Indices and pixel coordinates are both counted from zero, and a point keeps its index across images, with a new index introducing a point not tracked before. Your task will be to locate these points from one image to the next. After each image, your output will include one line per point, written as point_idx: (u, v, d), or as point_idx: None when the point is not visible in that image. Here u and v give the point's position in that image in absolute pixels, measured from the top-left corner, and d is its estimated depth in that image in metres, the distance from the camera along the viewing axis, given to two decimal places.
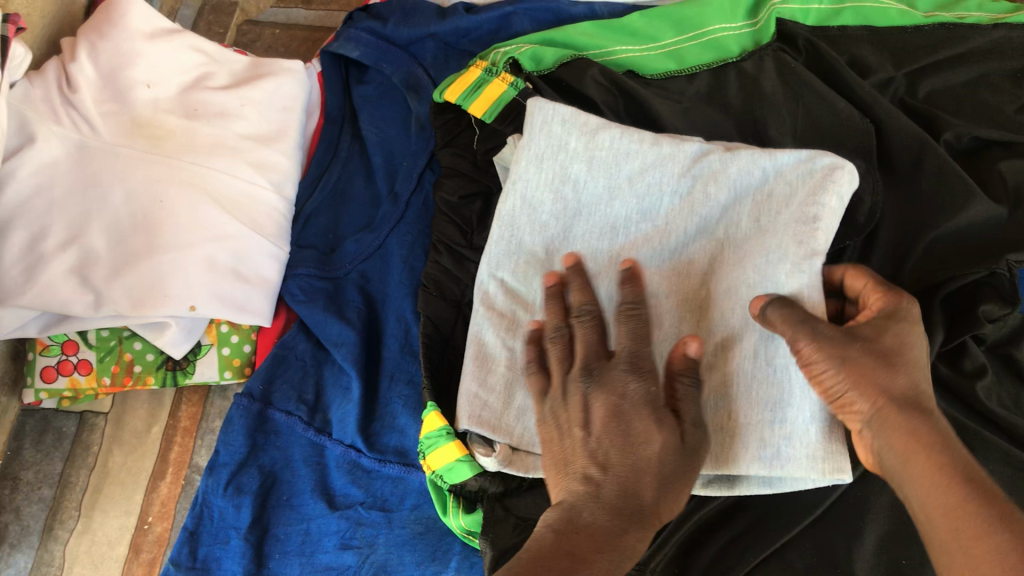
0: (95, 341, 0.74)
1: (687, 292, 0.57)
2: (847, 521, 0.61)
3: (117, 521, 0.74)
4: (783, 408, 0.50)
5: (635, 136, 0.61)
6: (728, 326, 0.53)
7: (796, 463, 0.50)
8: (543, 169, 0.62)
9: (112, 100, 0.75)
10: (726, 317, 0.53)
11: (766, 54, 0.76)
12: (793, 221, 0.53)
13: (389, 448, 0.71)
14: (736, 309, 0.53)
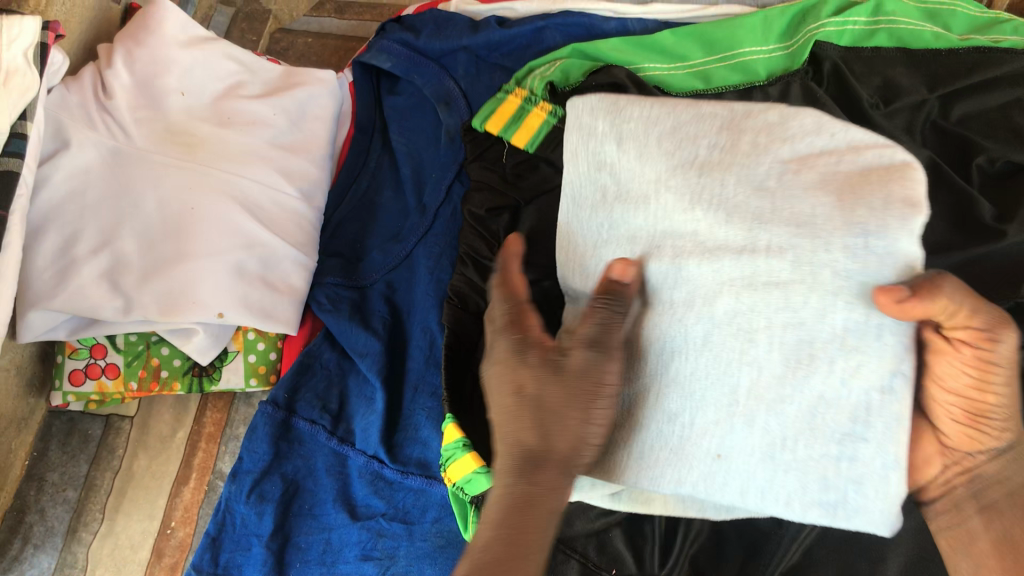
0: (123, 345, 0.75)
1: (744, 271, 0.49)
2: (872, 548, 0.59)
3: (140, 525, 0.74)
4: (854, 443, 0.47)
5: (666, 105, 0.56)
6: (794, 316, 0.47)
7: (868, 514, 0.48)
8: (579, 164, 0.57)
9: (147, 106, 0.75)
10: (795, 306, 0.47)
11: (794, 80, 0.75)
12: (884, 203, 0.46)
13: (412, 459, 0.71)
14: (808, 296, 0.47)
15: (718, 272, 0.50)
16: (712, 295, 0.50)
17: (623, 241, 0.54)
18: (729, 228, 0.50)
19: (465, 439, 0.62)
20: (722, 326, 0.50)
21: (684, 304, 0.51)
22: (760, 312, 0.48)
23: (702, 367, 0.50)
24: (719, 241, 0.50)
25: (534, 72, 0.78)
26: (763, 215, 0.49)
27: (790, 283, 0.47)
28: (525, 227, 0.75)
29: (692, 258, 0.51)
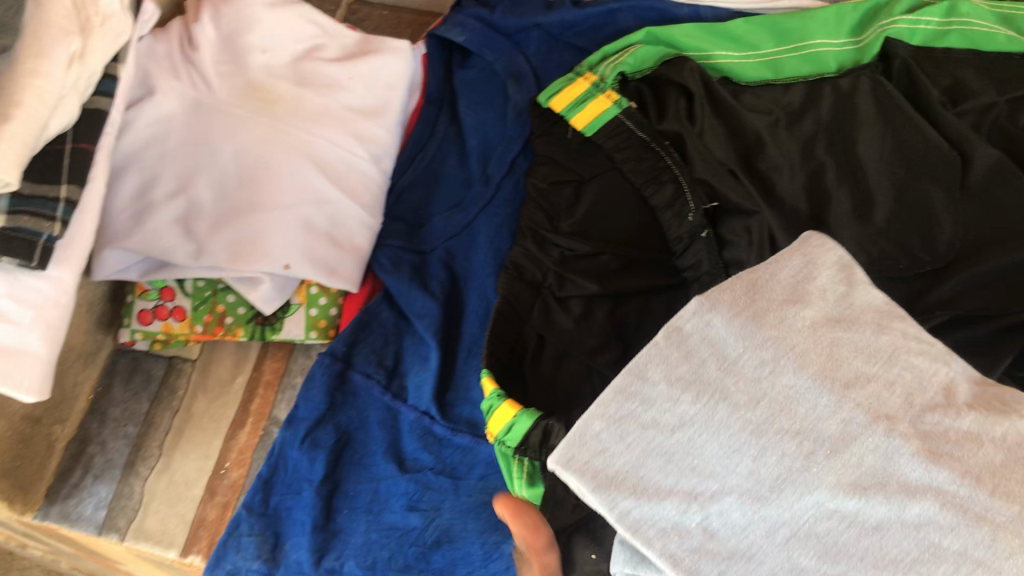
0: (191, 290, 0.77)
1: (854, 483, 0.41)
2: None
3: (196, 464, 0.76)
4: None
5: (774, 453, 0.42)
6: (895, 522, 0.40)
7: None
8: (674, 408, 0.45)
9: (229, 61, 0.78)
10: (895, 509, 0.40)
11: (863, 74, 0.79)
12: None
13: (462, 418, 0.74)
14: (914, 509, 0.39)
15: (908, 476, 0.40)
16: (906, 491, 0.40)
17: (752, 398, 0.44)
18: (823, 504, 0.41)
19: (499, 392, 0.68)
20: (901, 522, 0.40)
21: (857, 484, 0.41)
22: (950, 539, 0.39)
23: (840, 540, 0.40)
24: (924, 479, 0.40)
25: (608, 59, 0.80)
26: (997, 471, 0.40)
27: (1003, 528, 0.38)
28: (587, 203, 0.76)
29: (814, 494, 0.41)
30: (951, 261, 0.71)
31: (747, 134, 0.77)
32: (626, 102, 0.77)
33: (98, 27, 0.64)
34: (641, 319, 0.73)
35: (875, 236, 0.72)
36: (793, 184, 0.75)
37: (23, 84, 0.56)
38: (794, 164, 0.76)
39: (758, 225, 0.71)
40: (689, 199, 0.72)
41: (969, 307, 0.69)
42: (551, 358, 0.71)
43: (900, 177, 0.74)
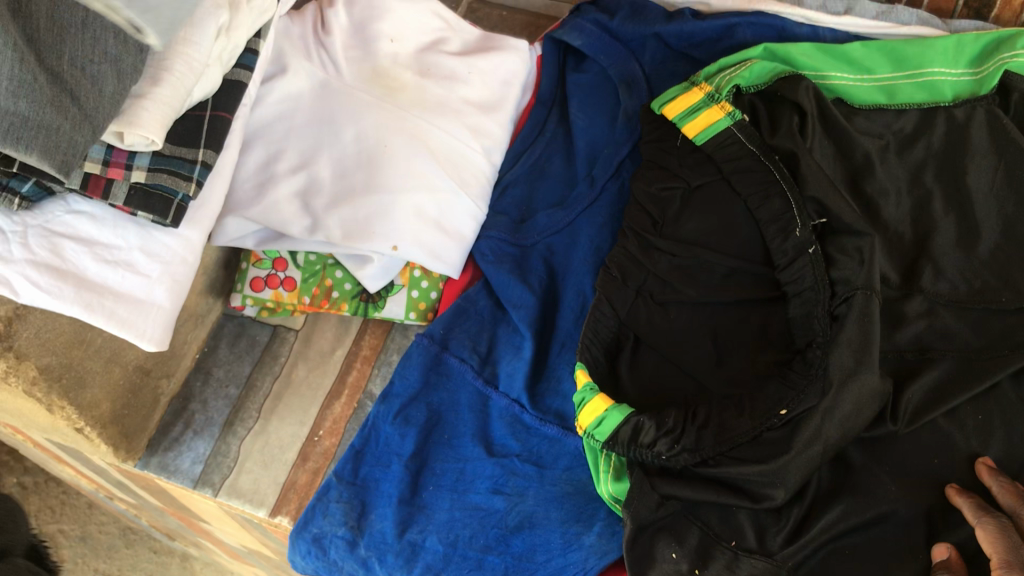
0: (302, 262, 0.80)
1: None
2: None
3: (291, 429, 0.79)
4: None
5: None
6: None
7: None
8: None
9: (359, 48, 0.81)
10: None
11: (980, 105, 0.79)
12: None
13: (551, 410, 0.75)
14: None
15: None
16: None
17: None
18: None
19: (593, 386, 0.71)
20: None
21: None
22: None
23: None
24: None
25: (725, 70, 0.81)
26: None
27: None
28: (690, 211, 0.78)
29: None
30: None
31: (856, 154, 0.77)
32: (740, 114, 0.78)
33: (246, 4, 0.67)
34: (739, 327, 0.74)
35: (979, 267, 0.74)
36: (899, 209, 0.77)
37: (177, 52, 0.59)
38: (902, 189, 0.77)
39: (870, 246, 0.70)
40: (795, 215, 0.73)
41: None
42: (649, 358, 0.75)
43: (1009, 212, 0.75)
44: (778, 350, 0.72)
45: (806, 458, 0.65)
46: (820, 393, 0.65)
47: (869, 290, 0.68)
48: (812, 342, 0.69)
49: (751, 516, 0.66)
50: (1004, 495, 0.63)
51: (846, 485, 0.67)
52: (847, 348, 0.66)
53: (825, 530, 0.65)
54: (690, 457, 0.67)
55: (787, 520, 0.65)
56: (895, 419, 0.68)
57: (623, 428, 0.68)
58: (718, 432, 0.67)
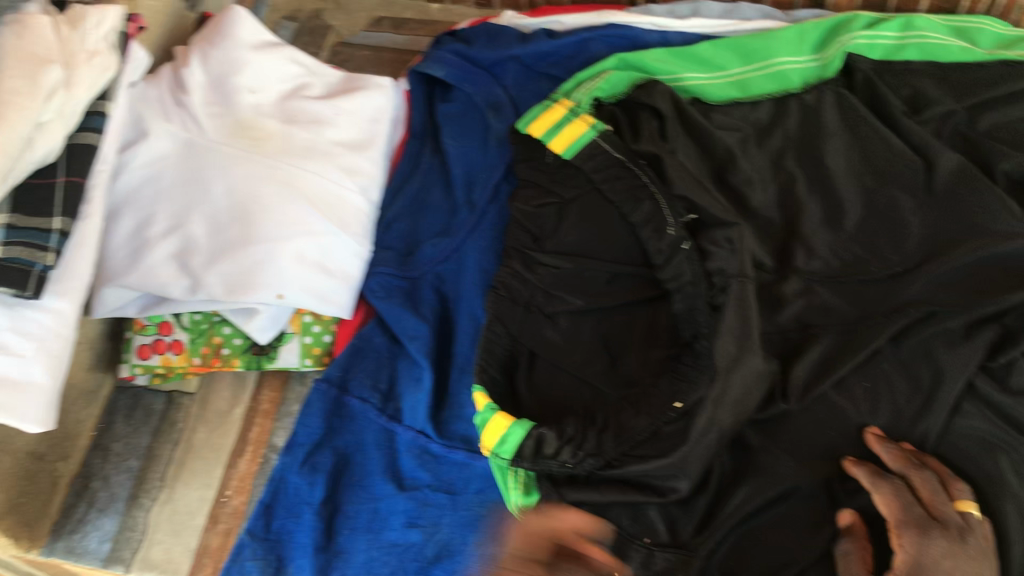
0: (188, 323, 0.80)
1: None
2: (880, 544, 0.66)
3: (197, 493, 0.78)
4: None
5: None
6: None
7: None
8: None
9: (219, 102, 0.80)
10: None
11: (827, 89, 0.82)
12: None
13: (457, 435, 0.75)
14: None
15: None
16: None
17: None
18: None
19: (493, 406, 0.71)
20: None
21: None
22: None
23: None
24: None
25: (582, 85, 0.84)
26: None
27: None
28: (570, 223, 0.80)
29: None
30: (919, 261, 0.75)
31: (718, 149, 0.80)
32: (602, 125, 0.80)
33: (83, 61, 0.66)
34: (626, 330, 0.76)
35: (847, 241, 0.77)
36: (765, 196, 0.80)
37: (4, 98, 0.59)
38: (766, 178, 0.80)
39: (739, 235, 0.73)
40: (666, 214, 0.75)
41: (934, 302, 0.73)
42: (545, 371, 0.75)
43: (869, 185, 0.78)
44: (666, 346, 0.74)
45: (704, 447, 0.67)
46: (710, 382, 0.67)
47: (744, 277, 0.71)
48: (698, 334, 0.70)
49: (660, 510, 0.68)
50: (895, 461, 0.66)
51: (747, 468, 0.69)
52: (730, 335, 0.68)
53: (733, 511, 0.67)
54: (595, 461, 0.68)
55: (694, 510, 0.68)
56: (786, 398, 0.70)
57: (527, 444, 0.68)
58: (617, 434, 0.69)
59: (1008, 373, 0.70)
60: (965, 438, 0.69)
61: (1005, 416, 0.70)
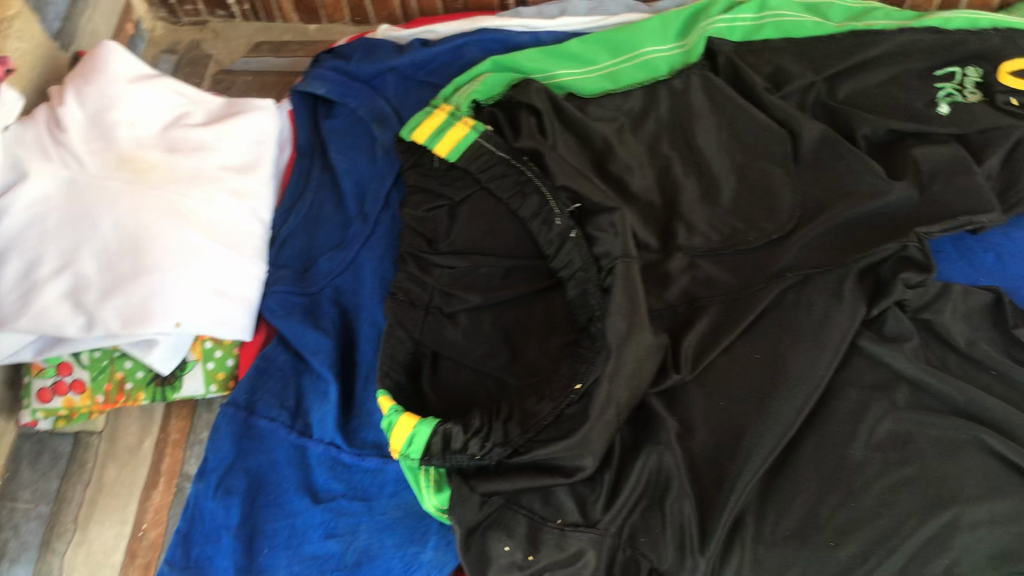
0: (87, 361, 0.79)
1: None
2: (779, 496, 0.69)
3: (113, 530, 0.77)
4: None
5: None
6: None
7: None
8: None
9: (99, 138, 0.79)
10: None
11: (693, 73, 0.86)
12: None
13: (367, 443, 0.77)
14: None
15: None
16: None
17: None
18: None
19: (399, 408, 0.72)
20: None
21: None
22: None
23: None
24: None
25: (460, 89, 0.86)
26: None
27: None
28: (463, 222, 0.81)
29: None
30: (793, 227, 0.79)
31: (595, 140, 0.83)
32: (483, 126, 0.82)
33: None
34: (525, 322, 0.78)
35: (725, 216, 0.80)
36: (645, 180, 0.83)
37: None
38: (644, 163, 0.83)
39: (622, 218, 0.76)
40: (552, 206, 0.77)
41: (809, 265, 0.77)
42: (449, 368, 0.77)
43: (740, 162, 0.82)
44: (565, 333, 0.76)
45: (604, 424, 0.69)
46: (604, 360, 0.69)
47: (628, 258, 0.74)
48: (591, 317, 0.73)
49: (569, 490, 0.70)
50: None
51: (645, 439, 0.72)
52: (619, 314, 0.71)
53: (636, 483, 0.70)
54: (502, 449, 0.69)
55: (600, 486, 0.70)
56: (678, 368, 0.74)
57: (434, 440, 0.70)
58: (522, 421, 0.70)
59: (882, 322, 0.75)
60: (849, 394, 0.73)
61: (885, 363, 0.74)
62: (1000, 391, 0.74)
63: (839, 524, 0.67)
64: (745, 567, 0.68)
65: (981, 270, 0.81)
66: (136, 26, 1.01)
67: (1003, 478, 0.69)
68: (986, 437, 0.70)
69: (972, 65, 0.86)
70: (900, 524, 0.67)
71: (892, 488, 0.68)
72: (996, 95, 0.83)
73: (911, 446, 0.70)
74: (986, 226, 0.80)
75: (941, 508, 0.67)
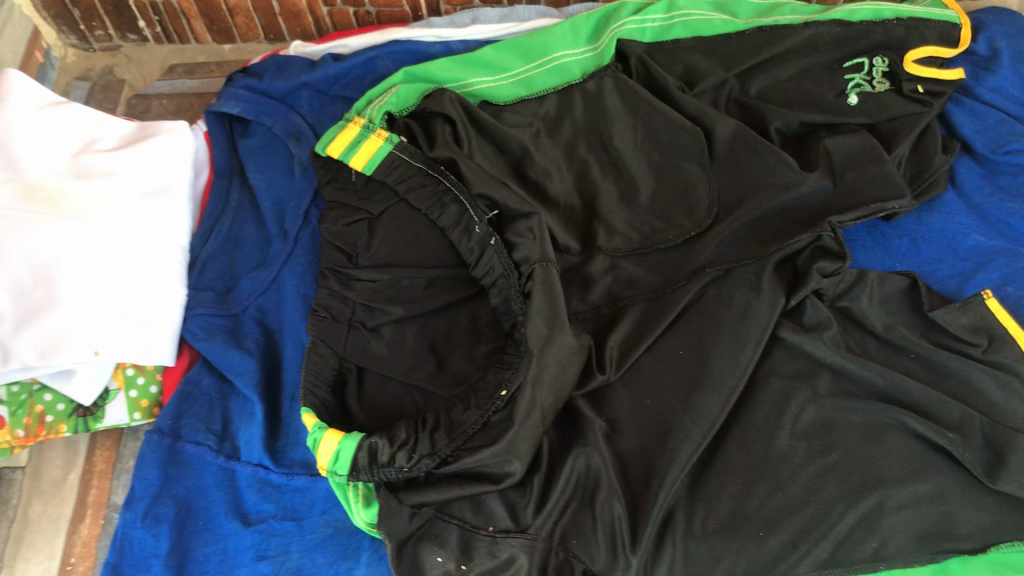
0: (5, 396, 0.77)
1: None
2: (710, 490, 0.70)
3: (40, 566, 0.76)
4: None
5: None
6: None
7: None
8: None
9: (5, 168, 0.77)
10: None
11: (606, 75, 0.87)
12: None
13: (296, 462, 0.77)
14: None
15: None
16: None
17: None
18: None
19: (323, 425, 0.71)
20: None
21: None
22: None
23: None
24: None
25: (373, 102, 0.84)
26: None
27: None
28: (382, 237, 0.81)
29: None
30: (709, 223, 0.80)
31: (512, 145, 0.83)
32: (397, 137, 0.81)
33: None
34: (449, 331, 0.78)
35: (644, 215, 0.81)
36: (564, 184, 0.83)
37: None
38: (562, 167, 0.84)
39: (540, 223, 0.76)
40: (471, 214, 0.77)
41: (727, 260, 0.77)
42: (374, 381, 0.77)
43: (656, 161, 0.83)
44: (491, 339, 0.77)
45: (529, 428, 0.69)
46: (528, 364, 0.69)
47: (546, 261, 0.74)
48: (514, 322, 0.73)
49: (500, 497, 0.70)
50: None
51: (573, 440, 0.71)
52: (539, 317, 0.71)
53: (566, 485, 0.70)
54: (430, 460, 0.68)
55: (531, 491, 0.70)
56: (603, 369, 0.74)
57: (360, 454, 0.69)
58: (449, 431, 0.69)
59: (801, 312, 0.76)
60: (773, 385, 0.73)
61: (806, 353, 0.74)
62: (919, 373, 0.75)
63: (767, 515, 0.68)
64: (677, 563, 0.68)
65: (897, 257, 0.83)
66: (46, 54, 1.01)
67: (926, 459, 0.70)
68: (911, 421, 0.70)
69: (879, 55, 0.87)
70: (827, 510, 0.68)
71: (818, 476, 0.69)
72: (902, 84, 0.85)
73: (835, 432, 0.71)
74: (899, 211, 0.80)
75: (865, 492, 0.68)
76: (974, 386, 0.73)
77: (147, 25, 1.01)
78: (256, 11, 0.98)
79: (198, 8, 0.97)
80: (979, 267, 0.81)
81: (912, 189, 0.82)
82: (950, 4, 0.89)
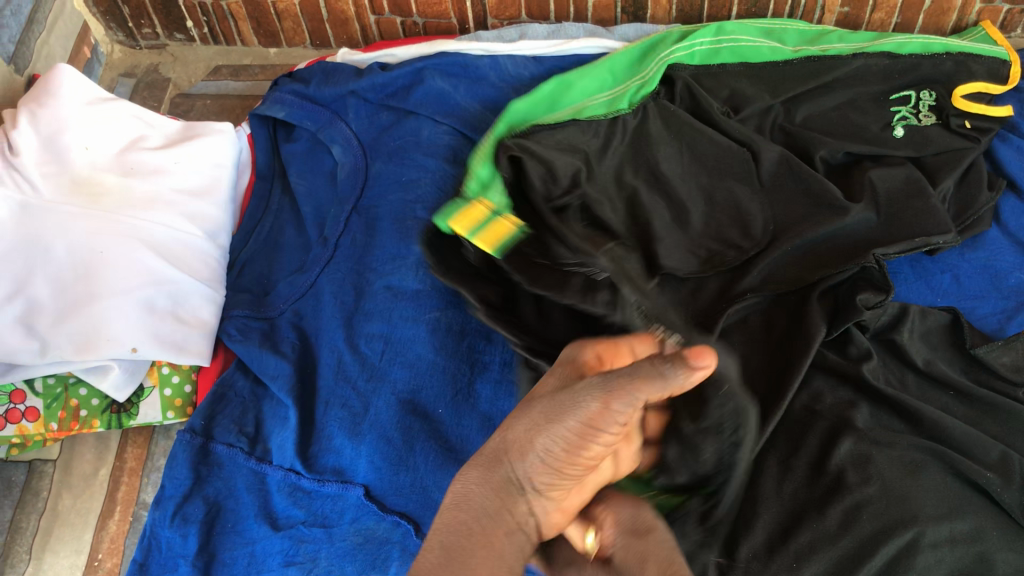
0: (41, 388, 0.77)
1: None
2: (743, 516, 0.70)
3: (68, 560, 0.78)
4: None
5: None
6: None
7: None
8: None
9: (53, 161, 0.79)
10: None
11: (649, 106, 0.85)
12: None
13: (327, 468, 0.74)
14: None
15: None
16: None
17: None
18: None
19: None
20: None
21: None
22: None
23: None
24: None
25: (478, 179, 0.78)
26: None
27: None
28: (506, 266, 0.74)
29: None
30: (757, 251, 0.79)
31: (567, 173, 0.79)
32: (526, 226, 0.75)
33: None
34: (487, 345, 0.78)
35: (698, 239, 0.80)
36: (616, 214, 0.80)
37: None
38: (613, 195, 0.81)
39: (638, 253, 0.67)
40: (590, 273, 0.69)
41: (775, 287, 0.77)
42: None
43: (704, 183, 0.82)
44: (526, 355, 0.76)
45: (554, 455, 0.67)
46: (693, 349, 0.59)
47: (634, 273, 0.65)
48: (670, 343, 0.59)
49: None
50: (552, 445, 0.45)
51: None
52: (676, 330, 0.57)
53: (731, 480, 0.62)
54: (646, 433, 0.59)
55: None
56: None
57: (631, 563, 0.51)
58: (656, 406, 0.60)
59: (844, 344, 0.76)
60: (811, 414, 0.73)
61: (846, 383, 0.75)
62: (958, 411, 0.74)
63: (800, 547, 0.67)
64: None
65: (939, 292, 0.82)
66: (93, 49, 1.01)
67: (963, 498, 0.69)
68: (950, 457, 0.70)
69: (926, 88, 0.87)
70: (862, 546, 0.66)
71: (851, 509, 0.68)
72: (949, 118, 0.85)
73: (873, 466, 0.69)
74: (943, 245, 0.80)
75: (901, 528, 0.66)
76: (1014, 426, 0.72)
77: (195, 25, 1.02)
78: (304, 16, 0.99)
79: (246, 9, 0.99)
80: (1021, 306, 0.80)
81: (955, 225, 0.82)
82: (1000, 41, 0.89)
